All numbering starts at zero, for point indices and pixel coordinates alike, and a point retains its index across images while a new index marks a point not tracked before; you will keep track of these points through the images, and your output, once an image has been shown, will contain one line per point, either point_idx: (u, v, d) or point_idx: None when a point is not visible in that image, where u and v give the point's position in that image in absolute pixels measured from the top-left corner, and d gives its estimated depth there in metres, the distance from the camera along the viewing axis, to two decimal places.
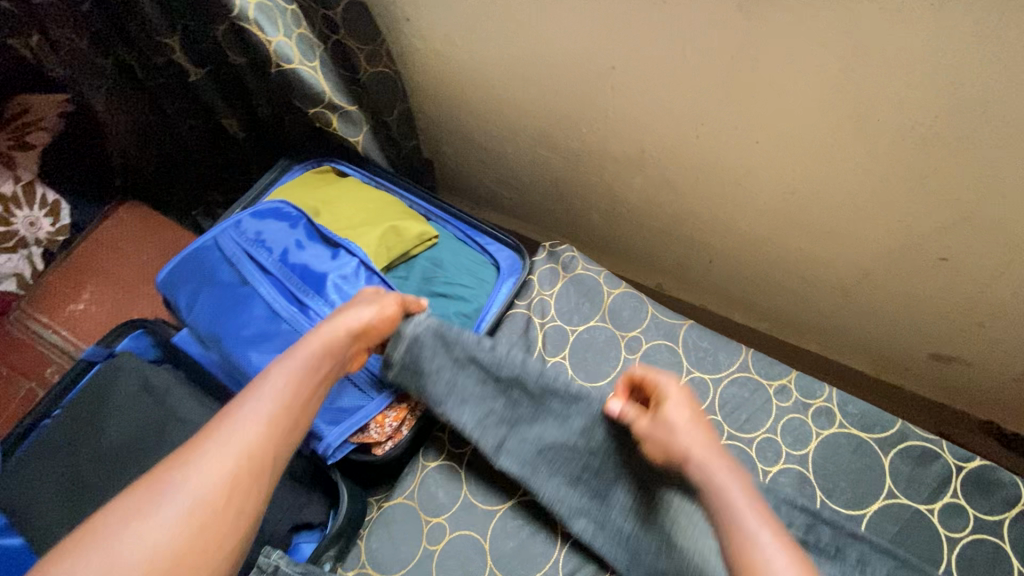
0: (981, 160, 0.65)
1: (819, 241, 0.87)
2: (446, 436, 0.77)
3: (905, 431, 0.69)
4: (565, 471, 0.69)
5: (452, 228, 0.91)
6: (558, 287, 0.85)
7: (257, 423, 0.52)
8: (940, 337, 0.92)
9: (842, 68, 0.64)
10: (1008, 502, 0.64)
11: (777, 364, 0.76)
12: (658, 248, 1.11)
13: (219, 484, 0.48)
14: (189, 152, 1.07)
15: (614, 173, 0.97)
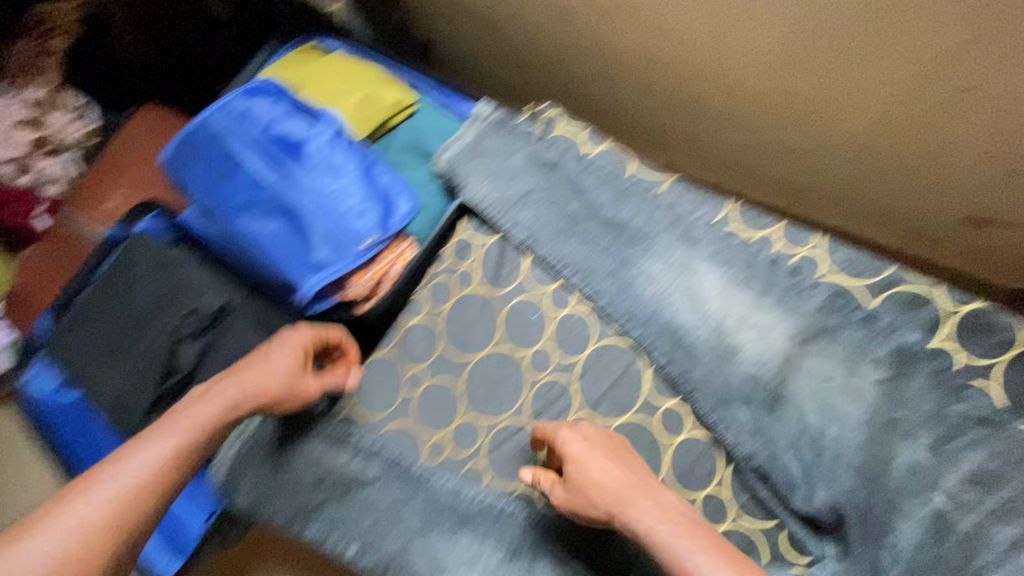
0: None
1: (831, 86, 0.78)
2: (425, 296, 0.79)
3: (894, 276, 0.64)
4: (594, 242, 0.73)
5: (432, 98, 0.90)
6: None
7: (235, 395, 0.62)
8: (974, 195, 0.82)
9: None
10: (1006, 343, 0.59)
11: (763, 217, 0.71)
12: (665, 122, 1.04)
13: (204, 426, 0.58)
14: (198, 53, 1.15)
15: (609, 28, 0.91)
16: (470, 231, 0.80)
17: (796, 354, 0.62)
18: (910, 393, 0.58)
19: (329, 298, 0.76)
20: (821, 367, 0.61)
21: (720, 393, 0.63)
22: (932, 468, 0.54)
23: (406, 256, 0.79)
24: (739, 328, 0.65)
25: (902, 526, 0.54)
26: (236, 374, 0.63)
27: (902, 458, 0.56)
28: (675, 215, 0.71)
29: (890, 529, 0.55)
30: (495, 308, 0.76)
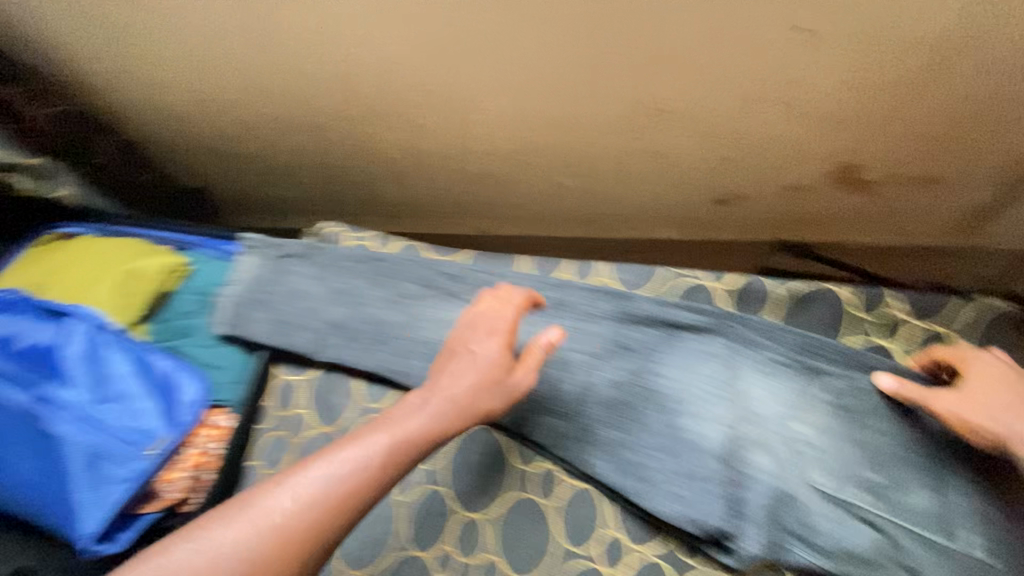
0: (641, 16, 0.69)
1: (575, 135, 0.90)
2: (260, 462, 0.71)
3: (668, 274, 0.74)
4: (416, 335, 0.72)
5: (206, 248, 0.83)
6: None
7: (439, 426, 0.53)
8: (714, 182, 0.99)
9: None
10: (763, 298, 0.71)
11: (554, 261, 0.77)
12: (459, 195, 1.10)
13: (362, 488, 0.48)
14: None
15: (369, 135, 0.96)
16: (288, 374, 0.74)
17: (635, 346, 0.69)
18: (731, 335, 0.67)
19: (143, 518, 0.65)
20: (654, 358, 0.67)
21: (579, 394, 0.68)
22: (756, 413, 0.63)
23: (224, 428, 0.71)
24: (582, 347, 0.69)
25: (756, 458, 0.60)
26: (382, 438, 0.51)
27: (739, 390, 0.64)
28: (507, 277, 0.73)
29: (748, 461, 0.60)
30: (341, 444, 0.70)
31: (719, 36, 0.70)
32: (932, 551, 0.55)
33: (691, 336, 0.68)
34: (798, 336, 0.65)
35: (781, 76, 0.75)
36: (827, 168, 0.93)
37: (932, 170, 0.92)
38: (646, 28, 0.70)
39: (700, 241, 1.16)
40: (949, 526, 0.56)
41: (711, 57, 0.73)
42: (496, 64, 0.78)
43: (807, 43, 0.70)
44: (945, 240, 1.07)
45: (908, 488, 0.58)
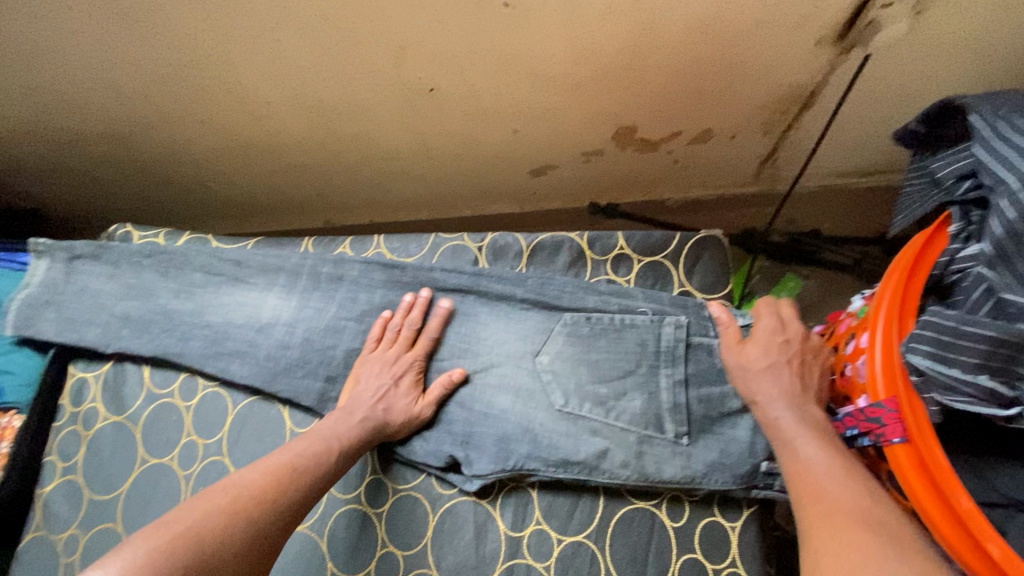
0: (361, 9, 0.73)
1: (368, 123, 0.95)
2: (55, 455, 0.74)
3: (437, 239, 0.80)
4: (199, 321, 0.76)
5: (2, 262, 0.85)
6: None
7: (320, 445, 0.62)
8: (515, 154, 1.06)
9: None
10: (518, 251, 0.77)
11: (336, 239, 0.83)
12: (289, 189, 1.14)
13: (284, 477, 0.57)
14: None
15: (177, 140, 0.99)
16: (82, 371, 0.77)
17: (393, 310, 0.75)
18: (482, 291, 0.74)
19: None
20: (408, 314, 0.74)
21: (348, 357, 0.73)
22: (495, 352, 0.72)
23: (13, 428, 0.74)
24: (351, 314, 0.75)
25: (496, 397, 0.70)
26: (309, 436, 0.63)
27: (486, 339, 0.73)
28: (283, 257, 0.78)
29: (489, 400, 0.70)
30: (131, 429, 0.74)
31: (439, 22, 0.75)
32: (639, 443, 0.66)
33: (451, 294, 0.75)
34: (540, 282, 0.73)
35: (517, 51, 0.81)
36: (610, 132, 1.01)
37: (702, 124, 1.01)
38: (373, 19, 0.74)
39: (534, 210, 1.25)
40: (658, 415, 0.66)
41: (445, 40, 0.78)
42: (256, 64, 0.82)
43: (516, 18, 0.75)
44: (745, 184, 1.19)
45: (624, 393, 0.68)
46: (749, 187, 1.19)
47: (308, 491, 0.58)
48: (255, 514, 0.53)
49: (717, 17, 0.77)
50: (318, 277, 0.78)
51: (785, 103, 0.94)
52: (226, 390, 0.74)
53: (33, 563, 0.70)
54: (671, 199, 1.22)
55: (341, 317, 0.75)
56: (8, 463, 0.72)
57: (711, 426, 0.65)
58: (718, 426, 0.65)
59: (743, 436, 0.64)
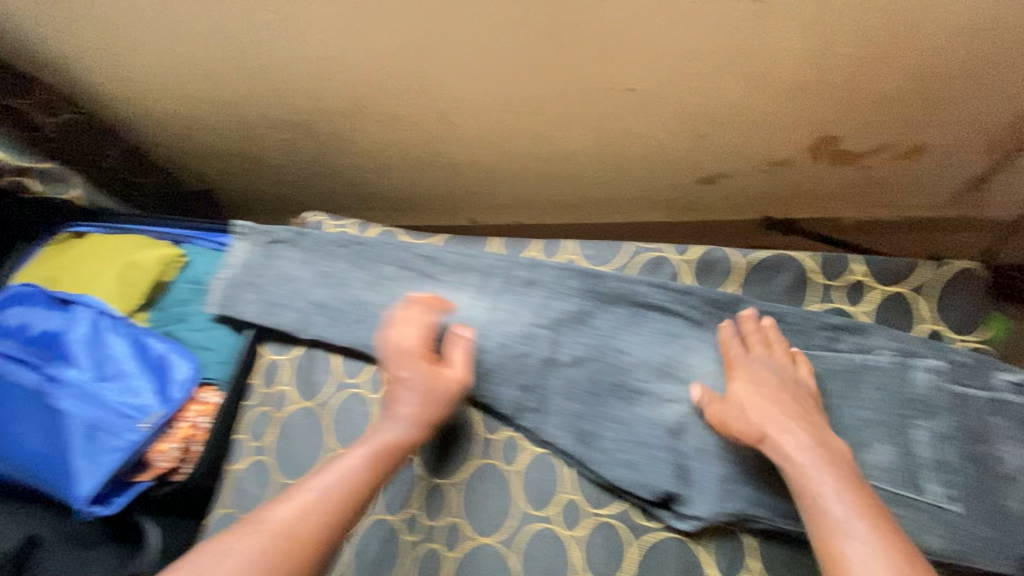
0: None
1: (552, 120, 0.92)
2: (246, 435, 0.75)
3: (634, 248, 0.74)
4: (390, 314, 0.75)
5: (203, 242, 0.89)
6: None
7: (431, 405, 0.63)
8: (691, 161, 1.00)
9: None
10: (730, 269, 0.70)
11: (524, 241, 0.80)
12: (447, 185, 1.14)
13: (371, 473, 0.57)
14: None
15: (355, 132, 1.00)
16: (273, 354, 0.79)
17: (590, 323, 0.70)
18: (692, 314, 0.68)
19: (137, 485, 0.70)
20: (609, 327, 0.70)
21: (545, 366, 0.69)
22: (709, 377, 0.64)
23: (213, 404, 0.76)
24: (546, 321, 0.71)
25: (714, 430, 0.62)
26: (367, 443, 0.59)
27: (696, 366, 0.66)
28: (476, 257, 0.77)
29: (699, 434, 0.62)
30: (320, 416, 0.74)
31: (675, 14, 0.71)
32: (893, 503, 0.57)
33: (653, 313, 0.69)
34: (764, 312, 0.66)
35: (742, 50, 0.75)
36: (808, 142, 0.92)
37: (917, 139, 0.90)
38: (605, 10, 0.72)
39: (688, 221, 1.17)
40: (914, 474, 0.57)
41: (673, 34, 0.74)
42: (464, 57, 0.81)
43: (766, 10, 0.70)
44: (942, 211, 1.05)
45: (871, 443, 0.59)
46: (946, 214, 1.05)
47: (362, 498, 0.56)
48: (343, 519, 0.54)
49: (993, 15, 0.68)
50: (511, 279, 0.75)
51: None
52: None
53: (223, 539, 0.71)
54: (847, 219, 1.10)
55: (536, 323, 0.71)
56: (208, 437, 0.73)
57: (981, 493, 0.56)
58: (991, 494, 0.56)
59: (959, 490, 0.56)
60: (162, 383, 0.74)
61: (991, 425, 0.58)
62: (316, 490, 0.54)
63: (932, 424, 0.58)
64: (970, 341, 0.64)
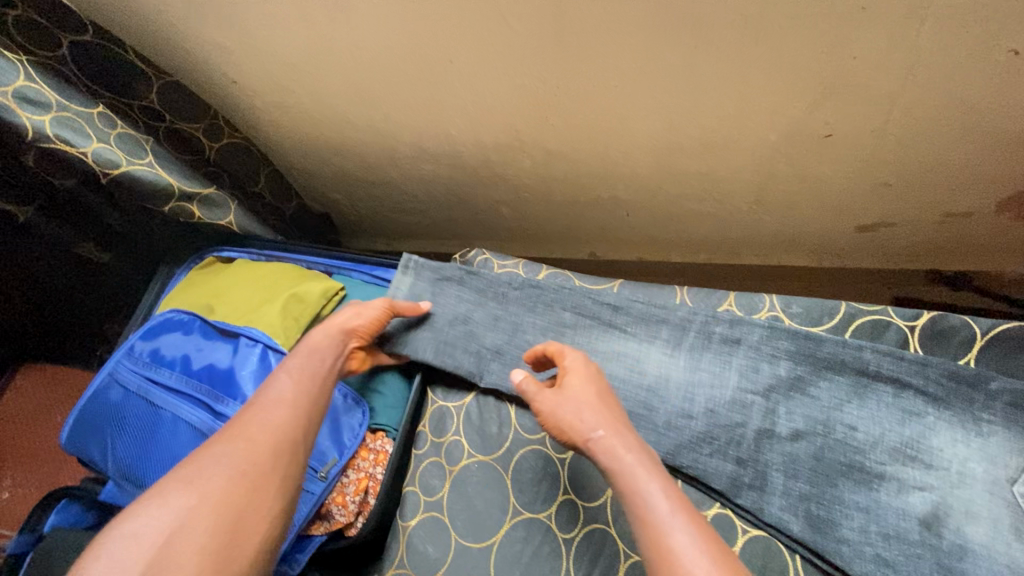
0: (827, 49, 0.64)
1: (721, 163, 0.87)
2: (418, 487, 0.72)
3: (849, 308, 0.68)
4: None
5: (357, 274, 0.86)
6: None
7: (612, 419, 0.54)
8: (858, 209, 0.93)
9: (664, 27, 0.64)
10: (967, 340, 0.64)
11: (714, 292, 0.74)
12: (579, 218, 1.10)
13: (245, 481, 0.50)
14: (88, 316, 1.01)
15: (502, 165, 0.96)
16: (441, 400, 0.76)
17: (812, 391, 0.63)
18: (932, 391, 0.59)
19: (312, 539, 0.66)
20: (832, 398, 0.62)
21: (759, 439, 0.63)
22: (963, 464, 0.57)
23: (385, 453, 0.72)
24: (757, 387, 0.65)
25: (972, 529, 0.55)
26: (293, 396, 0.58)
27: (944, 451, 0.58)
28: (667, 310, 0.71)
29: (961, 531, 0.55)
30: (500, 473, 0.70)
31: (909, 68, 0.65)
32: None
33: (884, 385, 0.61)
34: (1015, 393, 0.56)
35: (969, 104, 0.69)
36: (1002, 196, 0.85)
37: None
38: (829, 60, 0.66)
39: (831, 267, 1.10)
40: None
41: (897, 87, 0.68)
42: (651, 100, 0.76)
43: (1018, 67, 0.63)
44: None
45: None
46: None
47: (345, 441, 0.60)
48: (276, 479, 0.52)
49: None
50: (712, 337, 0.69)
51: None
52: None
53: None
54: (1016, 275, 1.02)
55: (747, 388, 0.66)
56: (382, 490, 0.69)
57: None
58: None
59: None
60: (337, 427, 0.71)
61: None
62: (216, 474, 0.50)
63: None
64: None
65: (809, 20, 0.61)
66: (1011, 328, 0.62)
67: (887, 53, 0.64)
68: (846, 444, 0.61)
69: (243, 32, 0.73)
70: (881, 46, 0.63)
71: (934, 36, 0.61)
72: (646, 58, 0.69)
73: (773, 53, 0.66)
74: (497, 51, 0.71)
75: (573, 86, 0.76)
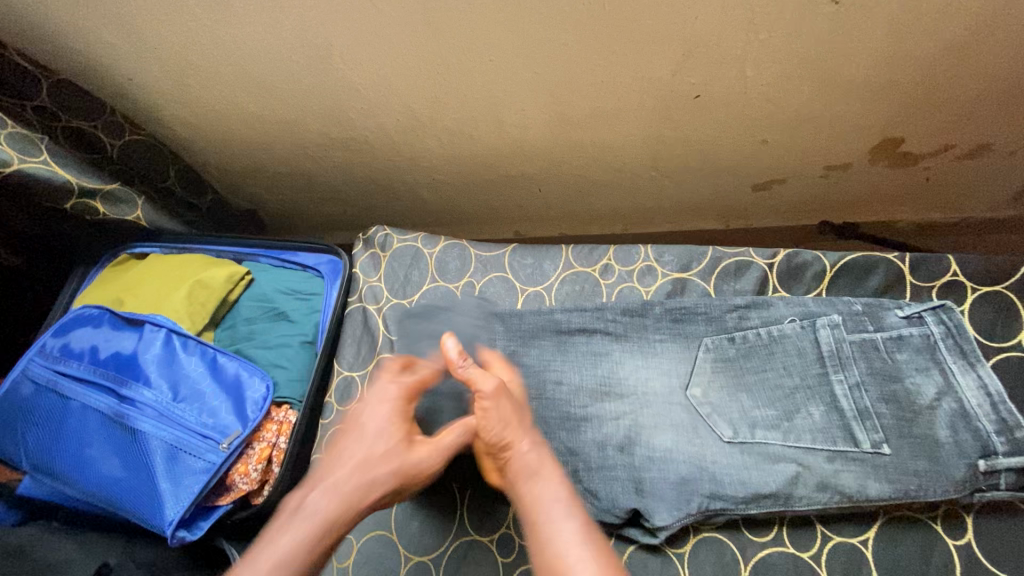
0: (673, 9, 0.69)
1: (610, 130, 0.92)
2: (324, 454, 0.75)
3: (714, 253, 0.73)
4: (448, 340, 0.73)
5: (264, 259, 0.89)
6: (361, 257, 0.86)
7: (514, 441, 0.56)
8: (748, 168, 0.99)
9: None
10: (818, 272, 0.69)
11: (595, 249, 0.79)
12: (496, 198, 1.14)
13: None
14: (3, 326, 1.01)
15: (409, 148, 1.00)
16: (347, 370, 0.80)
17: (590, 343, 0.71)
18: (681, 325, 0.69)
19: (218, 509, 0.69)
20: (607, 347, 0.70)
21: (551, 389, 0.68)
22: (708, 379, 0.66)
23: (290, 423, 0.75)
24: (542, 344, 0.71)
25: (728, 429, 0.62)
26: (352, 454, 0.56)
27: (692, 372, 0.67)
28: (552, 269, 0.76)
29: (723, 436, 0.62)
30: None
31: (751, 23, 0.70)
32: (917, 460, 0.56)
33: (657, 336, 0.70)
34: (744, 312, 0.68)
35: (816, 55, 0.74)
36: (871, 145, 0.91)
37: (983, 138, 0.89)
38: (678, 20, 0.71)
39: (739, 229, 1.16)
40: (928, 432, 0.57)
41: (745, 43, 0.73)
42: (529, 70, 0.80)
43: (843, 16, 0.69)
44: (999, 209, 1.04)
45: (892, 406, 0.58)
46: (1002, 211, 1.05)
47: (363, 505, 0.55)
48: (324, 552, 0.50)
49: None
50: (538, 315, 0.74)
51: None
52: None
53: None
54: (903, 221, 1.09)
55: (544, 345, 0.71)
56: (285, 458, 0.72)
57: (975, 420, 0.56)
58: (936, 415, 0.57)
59: (946, 436, 0.56)
60: (238, 402, 0.73)
61: (945, 360, 0.59)
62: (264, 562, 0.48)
63: (899, 380, 0.59)
64: None
65: None
66: (853, 258, 0.67)
67: (727, 9, 0.69)
68: (620, 385, 0.68)
69: (127, 25, 0.75)
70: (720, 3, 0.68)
71: None
72: (514, 29, 0.73)
73: (626, 17, 0.71)
74: (373, 31, 0.75)
75: (453, 63, 0.80)
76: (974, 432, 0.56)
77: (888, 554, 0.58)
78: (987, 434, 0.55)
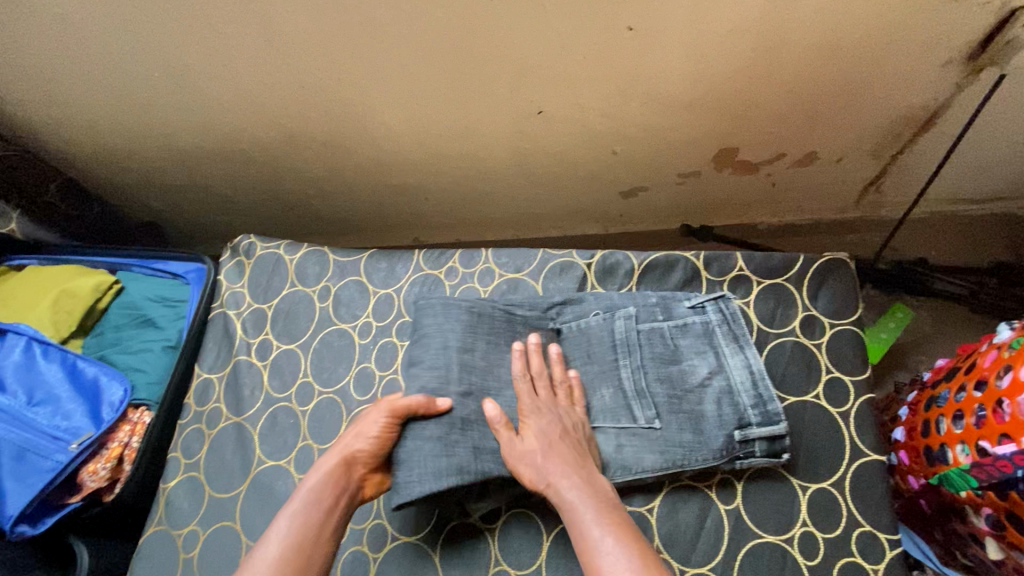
0: (489, 33, 0.76)
1: (471, 142, 0.98)
2: (179, 452, 0.78)
3: (543, 255, 0.80)
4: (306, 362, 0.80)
5: (137, 267, 0.92)
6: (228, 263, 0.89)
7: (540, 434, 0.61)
8: (609, 176, 1.06)
9: (348, 19, 0.75)
10: (628, 271, 0.76)
11: (444, 252, 0.85)
12: (387, 206, 1.19)
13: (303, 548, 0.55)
14: None
15: (290, 160, 1.05)
16: (205, 373, 0.82)
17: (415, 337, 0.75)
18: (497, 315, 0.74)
19: (67, 506, 0.73)
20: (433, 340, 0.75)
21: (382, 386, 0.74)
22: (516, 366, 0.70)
23: (144, 424, 0.78)
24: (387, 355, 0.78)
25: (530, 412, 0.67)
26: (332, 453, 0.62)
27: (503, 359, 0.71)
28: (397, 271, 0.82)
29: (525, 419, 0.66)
30: (249, 431, 0.77)
31: (561, 46, 0.78)
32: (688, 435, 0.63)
33: None
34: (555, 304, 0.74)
35: (630, 74, 0.83)
36: (711, 154, 1.00)
37: (807, 146, 0.99)
38: (497, 43, 0.78)
39: (620, 232, 1.23)
40: (696, 408, 0.64)
41: (563, 63, 0.81)
42: (378, 88, 0.87)
43: (640, 40, 0.77)
44: (844, 210, 1.14)
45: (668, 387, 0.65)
46: (847, 212, 1.14)
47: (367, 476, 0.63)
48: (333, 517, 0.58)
49: (836, 36, 0.77)
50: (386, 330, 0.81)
51: (901, 124, 0.92)
52: (342, 397, 0.77)
53: (156, 556, 0.72)
54: (764, 223, 1.18)
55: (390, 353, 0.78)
56: (137, 457, 0.76)
57: (739, 395, 0.63)
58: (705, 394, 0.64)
59: (712, 410, 0.63)
60: (93, 404, 0.77)
61: (720, 343, 0.67)
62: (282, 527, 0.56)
63: (676, 363, 0.66)
64: (842, 323, 0.70)
65: (459, 9, 0.73)
66: (655, 257, 0.75)
67: (537, 34, 0.76)
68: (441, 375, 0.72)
69: None
70: (528, 28, 0.75)
71: (563, 19, 0.74)
72: (352, 51, 0.80)
73: (449, 40, 0.78)
74: (222, 53, 0.81)
75: (306, 82, 0.86)
76: (735, 406, 0.63)
77: (668, 520, 0.64)
78: (746, 409, 0.63)
